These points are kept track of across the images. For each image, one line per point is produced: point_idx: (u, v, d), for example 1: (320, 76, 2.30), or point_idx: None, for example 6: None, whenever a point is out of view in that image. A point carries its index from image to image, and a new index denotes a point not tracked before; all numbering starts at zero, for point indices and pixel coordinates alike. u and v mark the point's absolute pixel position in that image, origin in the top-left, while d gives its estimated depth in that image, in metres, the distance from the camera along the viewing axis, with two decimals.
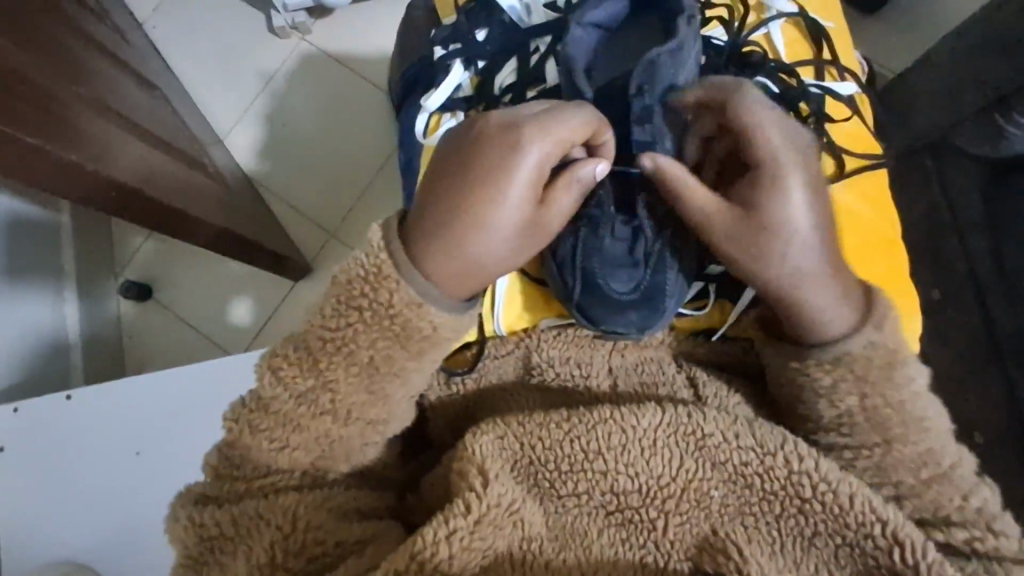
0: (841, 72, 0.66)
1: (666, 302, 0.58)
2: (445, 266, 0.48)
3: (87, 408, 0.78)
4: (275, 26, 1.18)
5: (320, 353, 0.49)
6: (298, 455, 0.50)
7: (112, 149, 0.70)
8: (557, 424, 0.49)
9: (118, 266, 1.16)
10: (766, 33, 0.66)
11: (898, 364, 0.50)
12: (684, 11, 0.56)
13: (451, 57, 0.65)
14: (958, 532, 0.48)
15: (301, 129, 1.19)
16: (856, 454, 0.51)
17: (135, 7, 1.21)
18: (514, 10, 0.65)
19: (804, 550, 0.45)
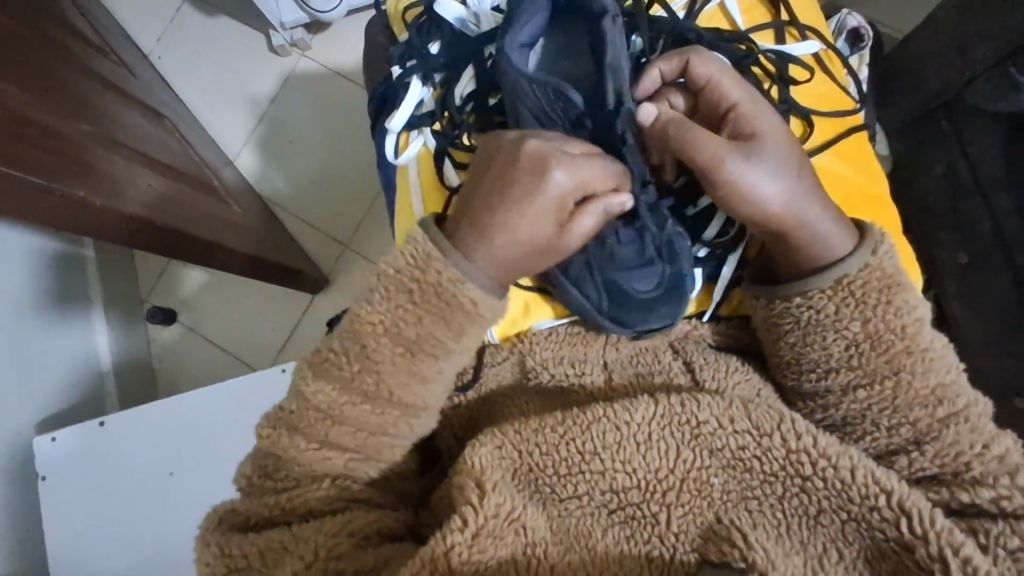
0: (803, 30, 0.64)
1: (688, 288, 0.57)
2: (487, 255, 0.51)
3: (119, 430, 0.85)
4: (275, 44, 1.20)
5: (366, 338, 0.52)
6: (332, 456, 0.53)
7: (118, 186, 0.72)
8: (552, 429, 0.49)
9: (143, 292, 1.20)
10: (719, 3, 0.64)
11: (892, 291, 0.51)
12: (607, 10, 0.53)
13: (409, 73, 0.65)
14: (985, 491, 0.48)
15: (302, 145, 1.21)
16: (868, 392, 0.52)
17: (140, 39, 1.25)
18: (460, 19, 0.65)
19: (811, 529, 0.44)
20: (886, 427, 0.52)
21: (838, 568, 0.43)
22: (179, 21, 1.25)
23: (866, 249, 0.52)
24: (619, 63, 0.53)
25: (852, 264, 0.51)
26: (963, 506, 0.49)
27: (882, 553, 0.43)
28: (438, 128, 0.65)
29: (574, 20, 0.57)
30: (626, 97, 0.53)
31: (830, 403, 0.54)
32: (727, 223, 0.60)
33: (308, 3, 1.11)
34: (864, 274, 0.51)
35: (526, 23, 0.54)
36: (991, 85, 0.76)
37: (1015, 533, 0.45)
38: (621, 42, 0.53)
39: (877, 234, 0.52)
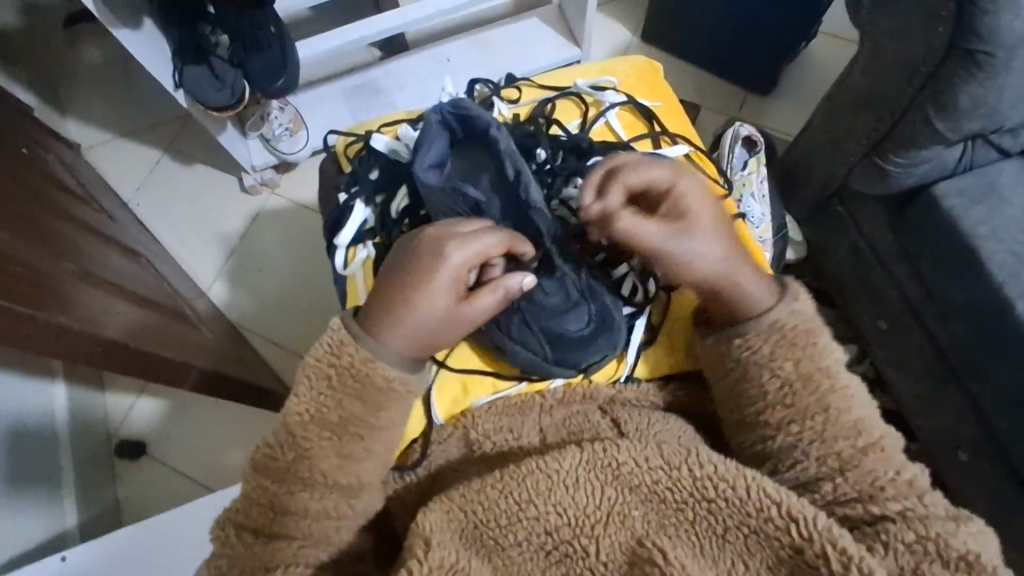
0: (673, 137, 0.78)
1: (616, 318, 0.67)
2: (394, 335, 0.59)
3: (78, 567, 0.80)
4: (246, 184, 1.33)
5: (297, 427, 0.59)
6: (282, 546, 0.58)
7: (96, 318, 0.79)
8: (493, 485, 0.55)
9: (111, 425, 1.20)
10: (605, 121, 0.78)
11: (818, 333, 0.61)
12: (491, 124, 0.67)
13: (353, 199, 0.77)
14: (891, 504, 0.54)
15: (269, 270, 1.31)
16: (802, 425, 0.58)
17: (120, 189, 1.37)
18: (392, 151, 0.78)
19: (721, 546, 0.50)
20: (815, 458, 0.57)
21: None
22: (157, 172, 1.38)
23: (789, 298, 0.62)
24: (511, 149, 0.66)
25: (779, 311, 0.61)
26: (875, 518, 0.55)
27: (781, 559, 0.48)
28: (379, 241, 0.76)
29: (469, 142, 0.69)
30: (525, 172, 0.65)
31: (768, 436, 0.59)
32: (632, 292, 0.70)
33: (277, 147, 1.26)
34: (791, 318, 0.61)
35: (430, 149, 0.66)
36: (866, 172, 0.89)
37: (911, 529, 0.52)
38: (509, 140, 0.66)
39: (792, 287, 0.64)
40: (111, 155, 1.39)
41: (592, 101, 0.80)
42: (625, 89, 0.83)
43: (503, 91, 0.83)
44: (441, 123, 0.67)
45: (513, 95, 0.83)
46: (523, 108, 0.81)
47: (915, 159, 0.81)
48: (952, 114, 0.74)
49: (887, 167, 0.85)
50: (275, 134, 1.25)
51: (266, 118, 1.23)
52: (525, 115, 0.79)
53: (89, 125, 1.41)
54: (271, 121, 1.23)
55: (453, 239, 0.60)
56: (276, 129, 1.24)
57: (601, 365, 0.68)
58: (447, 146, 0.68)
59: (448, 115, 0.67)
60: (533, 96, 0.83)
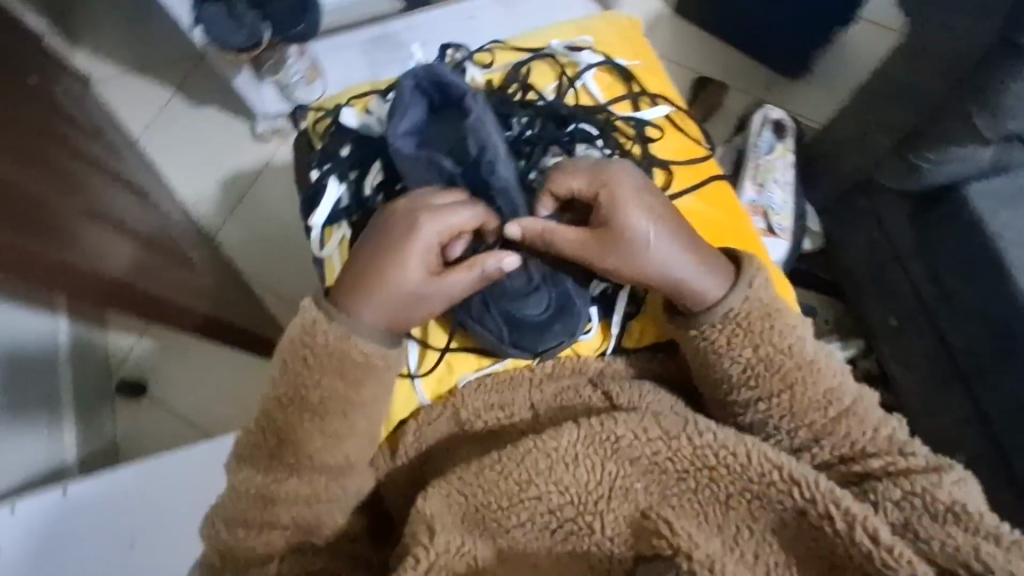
0: (653, 97, 0.76)
1: (576, 303, 0.63)
2: (366, 311, 0.56)
3: (79, 506, 0.72)
4: (257, 130, 1.17)
5: (276, 411, 0.57)
6: (272, 537, 0.56)
7: (100, 254, 0.65)
8: (491, 467, 0.54)
9: (112, 367, 1.07)
10: (583, 85, 0.76)
11: (773, 316, 0.57)
12: (466, 91, 0.62)
13: (326, 176, 0.73)
14: (873, 461, 0.54)
15: (279, 225, 1.15)
16: (769, 403, 0.57)
17: (130, 118, 1.19)
18: (365, 122, 0.73)
19: (725, 513, 0.50)
20: (787, 430, 0.56)
21: (751, 543, 0.49)
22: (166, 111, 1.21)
23: (743, 284, 0.58)
24: (480, 121, 0.61)
25: (733, 300, 0.57)
26: (859, 475, 0.55)
27: (784, 522, 0.49)
28: (355, 219, 0.72)
29: (446, 108, 0.64)
30: (490, 147, 0.61)
31: (738, 412, 0.58)
32: None
33: (293, 96, 1.11)
34: (745, 305, 0.57)
35: (404, 117, 0.62)
36: (893, 168, 0.81)
37: (897, 485, 0.52)
38: (483, 111, 0.62)
39: (750, 269, 0.58)
40: (115, 89, 1.21)
41: (567, 63, 0.77)
42: (601, 47, 0.80)
43: (475, 55, 0.79)
44: (417, 88, 0.62)
45: (485, 58, 0.78)
46: (495, 74, 0.77)
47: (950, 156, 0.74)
48: (993, 111, 0.69)
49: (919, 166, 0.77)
50: (291, 82, 1.10)
51: (281, 63, 1.07)
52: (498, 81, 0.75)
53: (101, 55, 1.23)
54: (287, 67, 1.08)
55: (426, 211, 0.58)
56: (292, 77, 1.09)
57: (556, 352, 0.64)
58: (426, 112, 0.63)
59: (424, 80, 0.63)
60: (507, 59, 0.79)
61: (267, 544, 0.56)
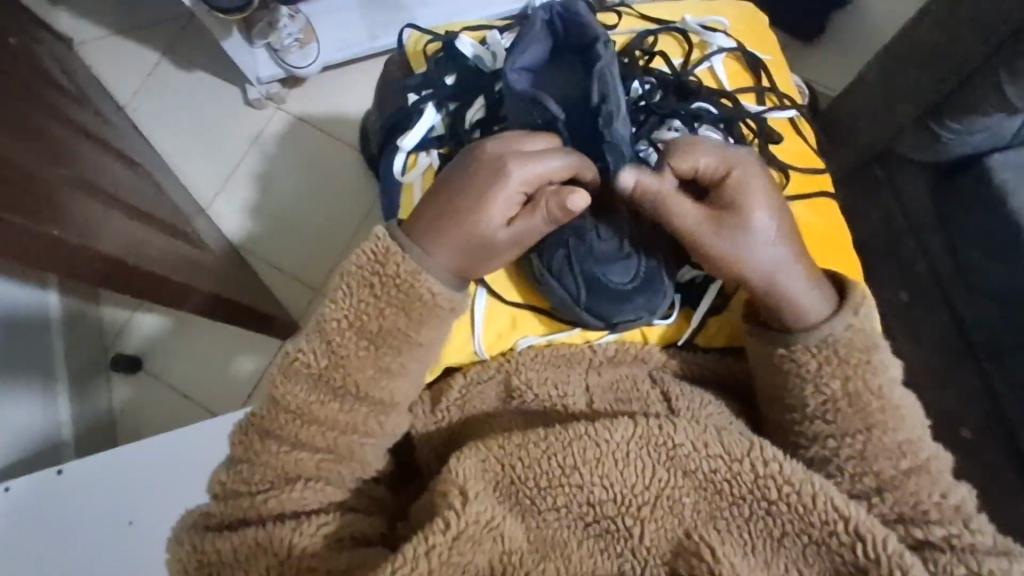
0: (781, 97, 0.71)
1: (665, 281, 0.61)
2: (442, 247, 0.55)
3: (75, 481, 0.77)
4: (249, 97, 1.17)
5: (334, 332, 0.54)
6: (303, 458, 0.54)
7: (96, 227, 0.65)
8: (536, 444, 0.51)
9: (108, 340, 1.10)
10: (709, 67, 0.71)
11: (872, 350, 0.54)
12: (599, 37, 0.58)
13: (424, 101, 0.70)
14: (936, 529, 0.50)
15: (285, 194, 1.16)
16: (841, 443, 0.53)
17: (116, 90, 1.20)
18: (476, 55, 0.70)
19: (775, 550, 0.48)
20: (851, 474, 0.53)
21: None
22: (156, 76, 1.20)
23: (849, 310, 0.55)
24: (607, 71, 0.57)
25: (835, 326, 0.54)
26: (918, 543, 0.50)
27: (839, 574, 0.46)
28: (445, 151, 0.69)
29: (569, 54, 0.61)
30: (612, 101, 0.57)
31: (803, 446, 0.55)
32: None
33: (285, 60, 1.10)
34: (848, 333, 0.54)
35: (525, 51, 0.59)
36: (917, 134, 0.81)
37: (961, 561, 0.48)
38: (612, 61, 0.58)
39: (857, 292, 0.56)
40: (104, 53, 1.21)
41: (696, 42, 0.73)
42: (734, 34, 0.75)
43: (599, 15, 0.76)
44: (547, 24, 0.60)
45: (610, 20, 0.75)
46: (619, 37, 0.73)
47: (975, 127, 0.74)
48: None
49: (941, 134, 0.77)
50: (284, 45, 1.09)
51: (274, 25, 1.06)
52: (622, 45, 0.72)
53: (82, 16, 1.23)
54: (280, 29, 1.07)
55: (517, 156, 0.55)
56: (285, 39, 1.08)
57: (624, 327, 0.63)
58: (548, 51, 0.61)
59: (556, 17, 0.60)
60: (632, 26, 0.75)
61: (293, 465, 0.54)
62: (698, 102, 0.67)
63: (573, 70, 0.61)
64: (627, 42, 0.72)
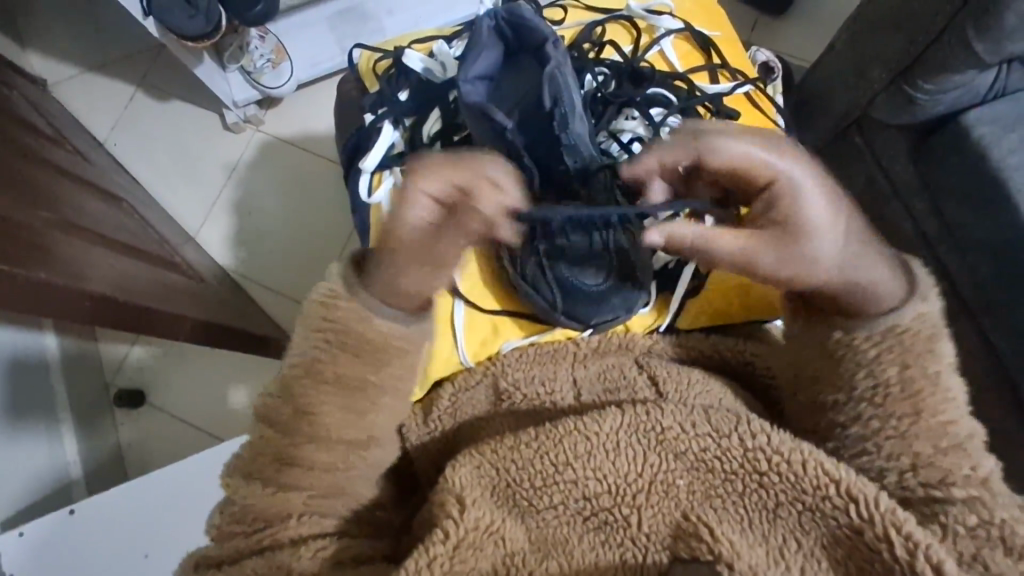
0: (733, 72, 0.72)
1: (638, 277, 0.64)
2: (382, 284, 0.52)
3: (89, 519, 0.77)
4: (228, 121, 1.16)
5: (324, 389, 0.53)
6: (294, 496, 0.53)
7: (87, 268, 0.65)
8: (527, 444, 0.51)
9: (108, 375, 1.10)
10: (660, 51, 0.72)
11: (936, 338, 0.52)
12: (547, 38, 0.59)
13: (380, 119, 0.70)
14: (949, 488, 0.49)
15: (264, 215, 1.16)
16: (884, 424, 0.51)
17: (96, 127, 1.20)
18: (427, 68, 0.71)
19: (771, 521, 0.48)
20: (887, 453, 0.51)
21: (798, 557, 0.47)
22: (133, 109, 1.21)
23: (917, 297, 0.52)
24: (559, 73, 0.58)
25: (904, 313, 0.51)
26: (937, 501, 0.49)
27: (838, 539, 0.47)
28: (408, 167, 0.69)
29: (519, 58, 0.62)
30: (564, 104, 0.58)
31: (840, 424, 0.53)
32: None
33: (260, 81, 1.11)
34: (916, 321, 0.51)
35: (478, 59, 0.60)
36: (890, 99, 0.80)
37: (972, 510, 0.48)
38: (563, 60, 0.59)
39: (924, 280, 0.53)
40: (81, 91, 1.22)
41: (644, 28, 0.74)
42: (681, 14, 0.76)
43: (545, 11, 0.77)
44: (494, 30, 0.61)
45: (556, 16, 0.76)
46: (567, 31, 0.73)
47: (945, 85, 0.74)
48: (994, 35, 0.67)
49: (915, 96, 0.77)
50: (257, 67, 1.09)
51: (244, 47, 1.07)
52: (571, 39, 0.72)
53: (54, 58, 1.23)
54: (251, 52, 1.08)
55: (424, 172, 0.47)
56: (257, 61, 1.08)
57: (605, 326, 0.65)
58: (500, 58, 0.61)
59: (503, 22, 0.61)
60: (579, 18, 0.75)
61: (291, 496, 0.53)
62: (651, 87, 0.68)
63: (521, 75, 0.61)
64: (576, 34, 0.73)
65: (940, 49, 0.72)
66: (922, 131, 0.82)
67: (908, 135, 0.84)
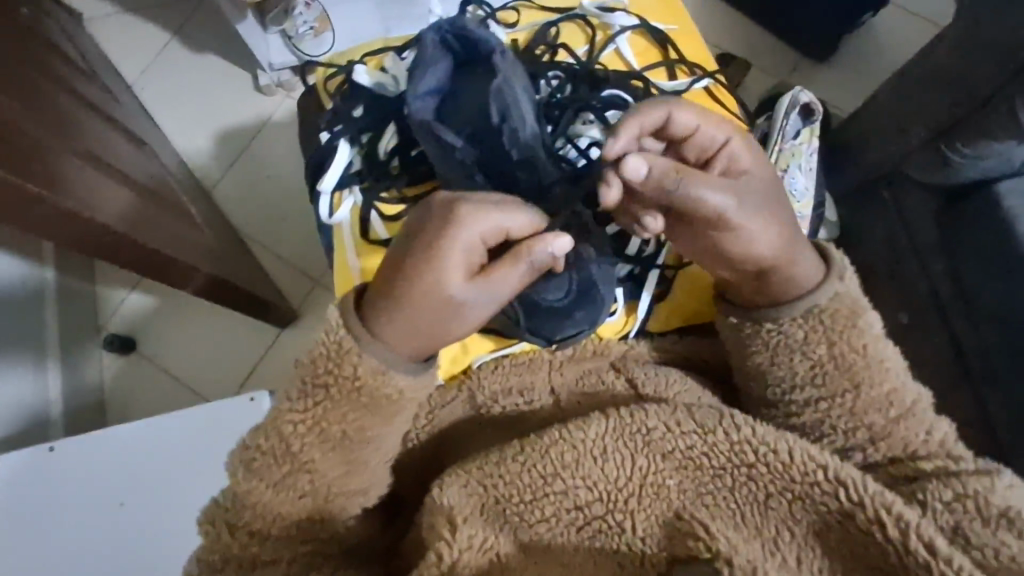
0: (691, 67, 0.73)
1: (600, 290, 0.59)
2: (399, 337, 0.49)
3: (67, 462, 0.72)
4: (259, 83, 1.10)
5: (292, 436, 0.50)
6: (279, 540, 0.52)
7: (102, 197, 0.61)
8: (513, 458, 0.50)
9: (103, 317, 1.03)
10: (616, 48, 0.73)
11: (858, 315, 0.53)
12: (494, 49, 0.58)
13: (337, 137, 0.69)
14: (921, 463, 0.51)
15: (274, 184, 1.09)
16: (830, 406, 0.53)
17: (124, 67, 1.13)
18: (381, 83, 0.69)
19: (763, 514, 0.48)
20: (843, 431, 0.53)
21: (793, 547, 0.47)
22: (165, 56, 1.13)
23: (832, 281, 0.54)
24: (505, 87, 0.57)
25: (820, 295, 0.53)
26: (912, 476, 0.51)
27: (828, 524, 0.47)
28: (367, 185, 0.68)
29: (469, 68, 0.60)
30: (513, 118, 0.57)
31: (789, 415, 0.55)
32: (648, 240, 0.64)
33: (301, 48, 1.03)
34: (833, 302, 0.53)
35: (424, 73, 0.58)
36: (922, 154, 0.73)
37: (948, 485, 0.49)
38: (510, 72, 0.58)
39: (840, 259, 0.55)
40: (115, 30, 1.14)
41: (599, 25, 0.74)
42: (636, 9, 0.77)
43: (498, 13, 0.75)
44: (440, 42, 0.59)
45: (510, 18, 0.75)
46: (521, 33, 0.74)
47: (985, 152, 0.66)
48: None
49: (950, 157, 0.69)
50: (299, 33, 1.02)
51: (289, 11, 1.00)
52: (525, 42, 0.73)
53: None
54: (295, 17, 1.01)
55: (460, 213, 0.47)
56: (301, 27, 1.01)
57: (569, 343, 0.61)
58: (450, 70, 0.60)
59: (448, 34, 0.59)
60: (533, 19, 0.75)
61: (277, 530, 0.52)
62: (609, 88, 0.69)
63: (475, 85, 0.59)
64: (529, 36, 0.73)
65: (984, 116, 0.65)
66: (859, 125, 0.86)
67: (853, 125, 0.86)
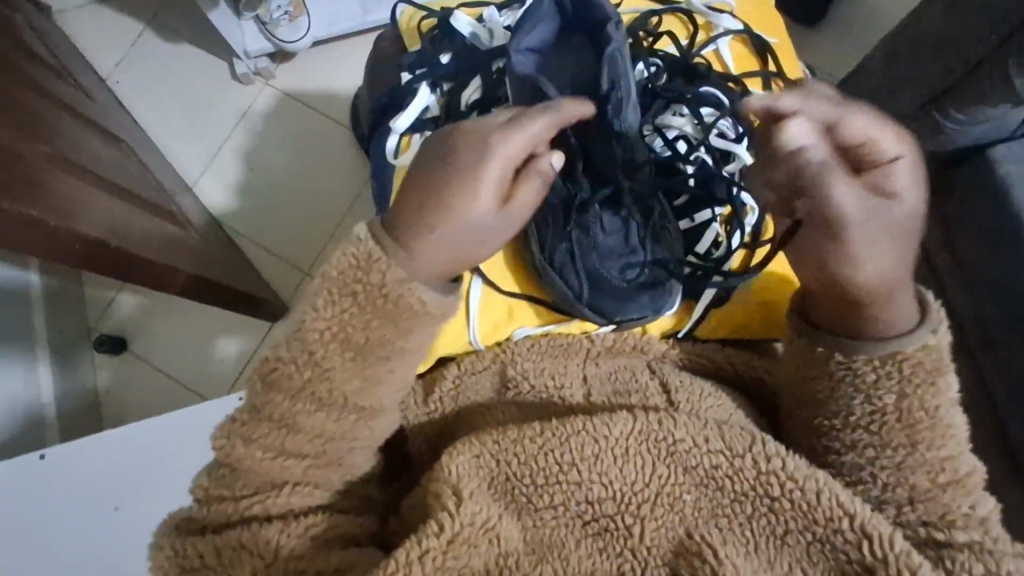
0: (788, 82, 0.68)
1: (671, 278, 0.61)
2: (429, 253, 0.49)
3: (45, 478, 0.71)
4: (236, 72, 1.10)
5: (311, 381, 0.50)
6: (290, 464, 0.50)
7: (78, 207, 0.61)
8: (532, 440, 0.49)
9: (93, 320, 1.04)
10: (715, 49, 0.69)
11: (940, 373, 0.50)
12: (610, 18, 0.56)
13: (418, 80, 0.67)
14: (957, 533, 0.48)
15: (267, 176, 1.09)
16: (878, 454, 0.51)
17: (97, 62, 1.12)
18: (473, 32, 0.68)
19: (778, 549, 0.47)
20: (882, 482, 0.51)
21: None
22: (138, 48, 1.13)
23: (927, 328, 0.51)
24: (617, 55, 0.55)
25: (908, 341, 0.50)
26: (939, 542, 0.48)
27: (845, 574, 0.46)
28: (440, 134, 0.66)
29: (575, 34, 0.59)
30: (621, 87, 0.55)
31: (833, 449, 0.53)
32: (714, 244, 0.62)
33: (274, 34, 1.05)
34: (921, 352, 0.50)
35: (532, 29, 0.58)
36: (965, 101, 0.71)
37: (980, 560, 0.45)
38: (623, 44, 0.56)
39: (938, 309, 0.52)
40: (89, 23, 1.14)
41: (702, 24, 0.71)
42: (741, 16, 0.73)
43: None
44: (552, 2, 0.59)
45: None
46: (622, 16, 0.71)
47: (978, 117, 0.72)
48: None
49: (945, 125, 0.75)
50: (273, 18, 1.04)
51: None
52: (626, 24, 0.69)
53: None
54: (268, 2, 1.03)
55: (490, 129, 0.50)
56: (274, 12, 1.03)
57: (631, 324, 0.62)
58: (555, 33, 0.59)
59: None
60: (634, 6, 0.72)
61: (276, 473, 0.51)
62: (704, 84, 0.65)
63: (580, 53, 0.59)
64: (631, 21, 0.70)
65: (985, 85, 0.69)
66: (940, 164, 0.81)
67: (934, 163, 0.81)
